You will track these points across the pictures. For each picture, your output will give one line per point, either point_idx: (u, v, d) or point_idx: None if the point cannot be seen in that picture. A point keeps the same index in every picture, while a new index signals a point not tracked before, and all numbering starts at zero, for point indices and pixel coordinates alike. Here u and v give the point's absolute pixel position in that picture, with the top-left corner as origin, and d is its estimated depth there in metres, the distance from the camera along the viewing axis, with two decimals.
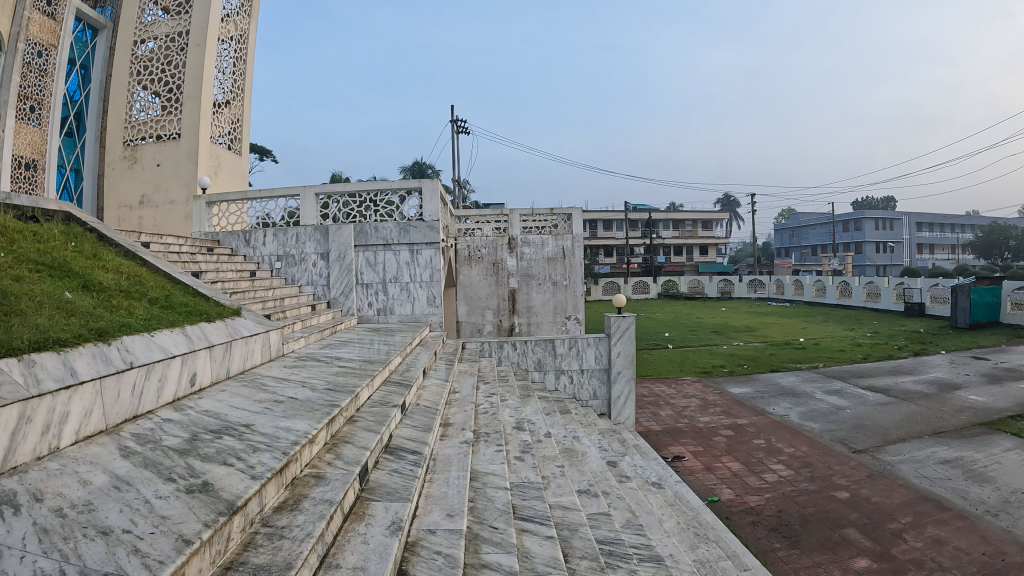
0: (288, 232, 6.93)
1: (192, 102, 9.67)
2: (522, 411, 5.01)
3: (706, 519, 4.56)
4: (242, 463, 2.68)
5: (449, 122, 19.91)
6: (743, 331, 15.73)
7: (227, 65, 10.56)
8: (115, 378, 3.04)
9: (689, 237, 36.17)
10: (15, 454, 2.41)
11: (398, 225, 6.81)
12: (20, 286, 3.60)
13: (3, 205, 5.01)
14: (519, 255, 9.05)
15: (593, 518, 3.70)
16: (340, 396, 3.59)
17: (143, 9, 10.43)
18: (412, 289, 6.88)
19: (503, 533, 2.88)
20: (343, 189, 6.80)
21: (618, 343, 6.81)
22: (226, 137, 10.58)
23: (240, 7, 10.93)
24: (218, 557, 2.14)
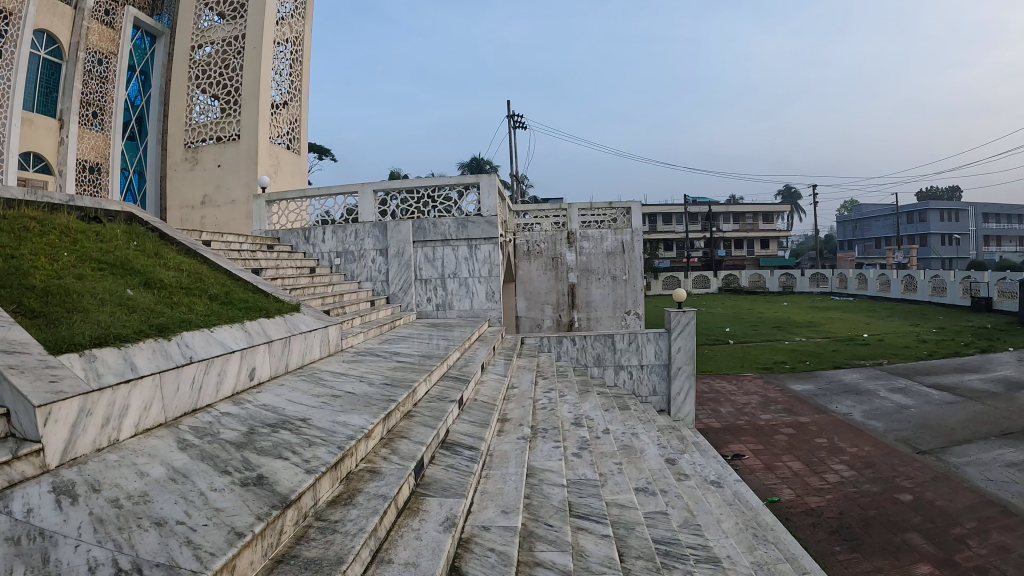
0: (347, 229, 6.99)
1: (249, 105, 9.84)
2: (581, 406, 4.95)
3: (765, 520, 4.43)
4: (297, 457, 2.72)
5: (507, 117, 19.84)
6: (806, 326, 15.26)
7: (284, 66, 10.72)
8: (175, 373, 3.13)
9: (750, 230, 35.41)
10: (75, 446, 2.56)
11: (456, 221, 6.79)
12: (83, 285, 3.76)
13: (69, 206, 5.23)
14: (578, 249, 8.99)
15: (650, 517, 3.62)
16: (398, 391, 3.59)
17: (199, 15, 10.65)
18: (471, 284, 6.88)
19: (558, 531, 2.84)
20: (403, 186, 6.93)
21: (679, 338, 6.68)
22: (285, 137, 10.75)
23: (295, 9, 11.07)
24: (271, 550, 2.17)
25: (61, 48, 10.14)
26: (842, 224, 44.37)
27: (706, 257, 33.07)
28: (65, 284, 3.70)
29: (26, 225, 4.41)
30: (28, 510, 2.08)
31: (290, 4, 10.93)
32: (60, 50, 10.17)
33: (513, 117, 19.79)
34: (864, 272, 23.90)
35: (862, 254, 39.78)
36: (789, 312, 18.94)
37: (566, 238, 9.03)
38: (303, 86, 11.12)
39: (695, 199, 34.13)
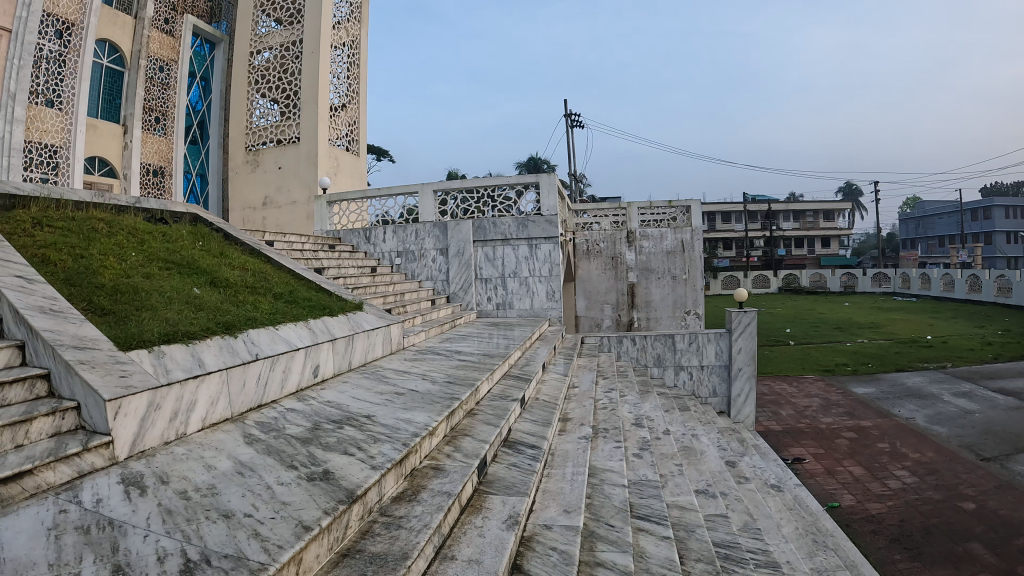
0: (407, 228, 7.09)
1: (308, 108, 10.00)
2: (641, 407, 4.91)
3: (825, 526, 4.32)
4: (362, 453, 2.76)
5: (565, 117, 19.90)
6: (869, 327, 14.86)
7: (341, 70, 10.87)
8: (242, 369, 3.21)
9: (809, 229, 34.57)
10: (144, 439, 2.67)
11: (517, 221, 6.78)
12: (150, 284, 3.88)
13: (136, 208, 5.42)
14: (638, 249, 8.98)
15: (710, 520, 3.56)
16: (461, 389, 3.62)
17: (257, 21, 10.89)
18: (531, 284, 6.86)
19: (619, 531, 2.81)
20: (464, 186, 6.98)
21: (739, 339, 6.60)
22: (343, 139, 10.91)
23: (351, 13, 11.22)
24: (336, 544, 2.20)
25: (123, 56, 10.52)
26: (904, 223, 42.97)
27: (766, 256, 32.46)
28: (135, 283, 3.85)
29: (95, 227, 4.60)
30: (99, 500, 2.18)
31: (347, 9, 11.08)
32: (122, 59, 10.55)
33: (570, 117, 19.90)
34: (927, 272, 23.10)
35: (925, 253, 38.53)
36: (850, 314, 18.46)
37: (625, 237, 9.04)
38: (360, 89, 11.25)
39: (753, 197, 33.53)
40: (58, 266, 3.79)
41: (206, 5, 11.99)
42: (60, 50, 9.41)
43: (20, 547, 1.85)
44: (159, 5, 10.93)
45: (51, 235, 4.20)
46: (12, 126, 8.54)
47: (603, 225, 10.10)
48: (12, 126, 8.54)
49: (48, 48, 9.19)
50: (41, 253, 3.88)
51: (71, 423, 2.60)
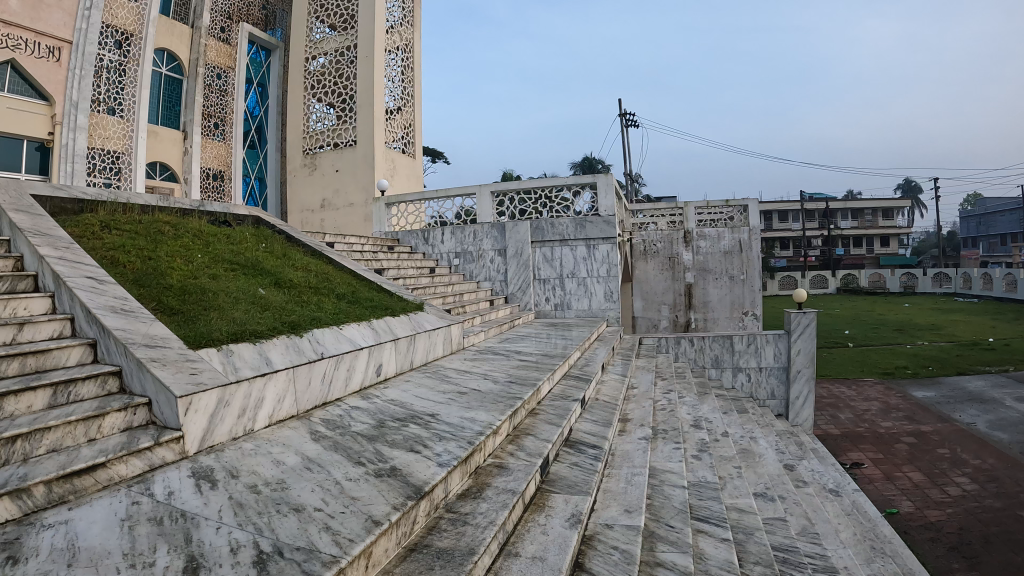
0: (466, 230, 7.18)
1: (365, 111, 10.16)
2: (700, 408, 4.90)
3: (884, 532, 4.24)
4: (427, 451, 2.82)
5: (620, 116, 19.90)
6: (931, 329, 14.46)
7: (396, 73, 10.99)
8: (308, 367, 3.30)
9: (867, 227, 33.73)
10: (213, 435, 2.77)
11: (574, 221, 6.79)
12: (217, 284, 4.02)
13: (199, 211, 5.59)
14: (695, 249, 8.97)
15: (768, 524, 3.53)
16: (523, 389, 3.67)
17: (311, 27, 11.07)
18: (589, 284, 6.86)
19: (679, 532, 2.81)
20: (521, 187, 7.05)
21: (798, 340, 6.51)
22: (400, 141, 11.02)
23: (403, 17, 11.31)
24: (405, 538, 2.26)
25: (180, 65, 10.85)
26: (966, 221, 41.52)
27: (822, 255, 31.81)
28: (201, 283, 3.98)
29: (162, 230, 4.78)
30: (170, 493, 2.27)
31: (399, 13, 11.19)
32: (180, 67, 10.88)
33: (625, 116, 19.92)
34: (991, 271, 22.29)
35: (987, 253, 37.18)
36: (913, 314, 17.97)
37: (682, 237, 9.03)
38: (415, 91, 11.32)
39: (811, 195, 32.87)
40: (127, 268, 3.94)
41: (261, 13, 12.28)
42: (120, 60, 9.75)
43: (98, 535, 1.94)
44: (215, 14, 11.24)
45: (120, 238, 4.37)
46: (75, 134, 8.95)
47: (659, 225, 10.09)
48: (76, 134, 8.93)
49: (108, 59, 9.55)
50: (110, 256, 4.04)
51: (142, 419, 2.72)
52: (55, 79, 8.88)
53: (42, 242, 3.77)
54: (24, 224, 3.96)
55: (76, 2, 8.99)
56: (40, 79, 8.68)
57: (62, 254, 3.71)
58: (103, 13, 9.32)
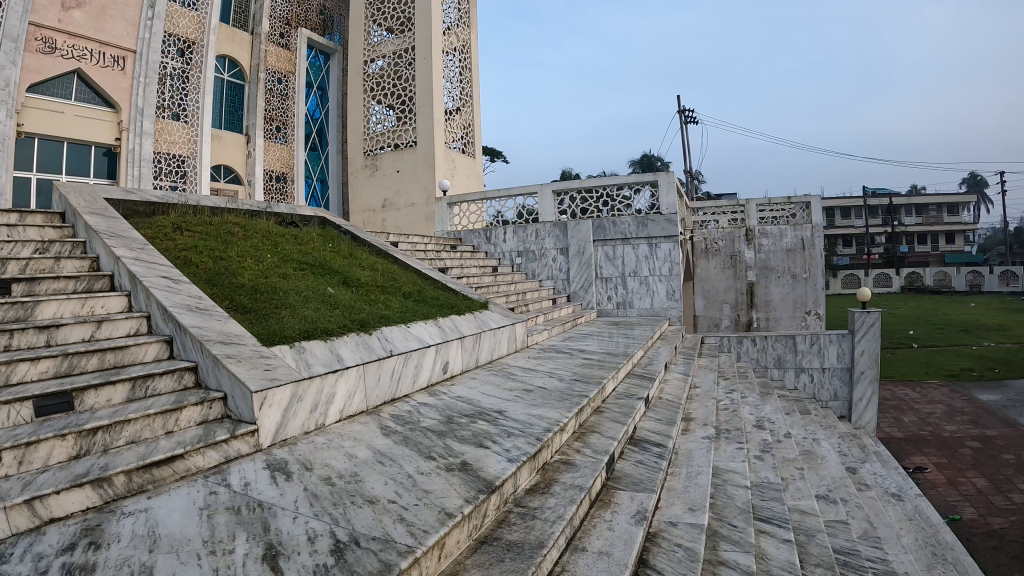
0: (528, 229, 7.27)
1: (425, 112, 10.31)
2: (762, 408, 4.88)
3: (946, 539, 4.14)
4: (497, 446, 2.90)
5: (679, 114, 19.81)
6: (1004, 331, 13.94)
7: (454, 74, 11.08)
8: (377, 364, 3.41)
9: (932, 224, 32.62)
10: (287, 428, 2.89)
11: (636, 219, 6.79)
12: (289, 283, 4.18)
13: (268, 212, 5.80)
14: (757, 247, 8.94)
15: (829, 526, 3.48)
16: (588, 387, 3.79)
17: (369, 31, 11.30)
18: (651, 283, 6.85)
19: (742, 531, 2.80)
20: (582, 186, 7.10)
21: (863, 340, 6.42)
22: (459, 141, 11.14)
23: (459, 18, 11.42)
24: (475, 531, 2.33)
25: (242, 71, 11.21)
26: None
27: (886, 253, 30.92)
28: (272, 282, 4.14)
29: (233, 231, 4.99)
30: (247, 484, 2.39)
31: (456, 14, 11.30)
32: (242, 73, 11.23)
33: (684, 113, 19.83)
34: None
35: None
36: (980, 314, 17.40)
37: (744, 235, 9.04)
38: (474, 91, 11.38)
39: (872, 189, 31.98)
40: (200, 268, 4.12)
41: (319, 18, 12.58)
42: (184, 68, 10.12)
43: (178, 522, 2.04)
44: (274, 20, 11.58)
45: (192, 239, 4.57)
46: (141, 140, 9.36)
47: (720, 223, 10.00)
48: (142, 139, 9.34)
49: (171, 66, 9.93)
50: (183, 256, 4.24)
51: (217, 412, 2.85)
52: (120, 87, 9.29)
53: (117, 243, 3.97)
54: (99, 226, 4.18)
55: (139, 13, 9.38)
56: (106, 88, 9.09)
57: (138, 254, 3.90)
58: (164, 22, 9.70)
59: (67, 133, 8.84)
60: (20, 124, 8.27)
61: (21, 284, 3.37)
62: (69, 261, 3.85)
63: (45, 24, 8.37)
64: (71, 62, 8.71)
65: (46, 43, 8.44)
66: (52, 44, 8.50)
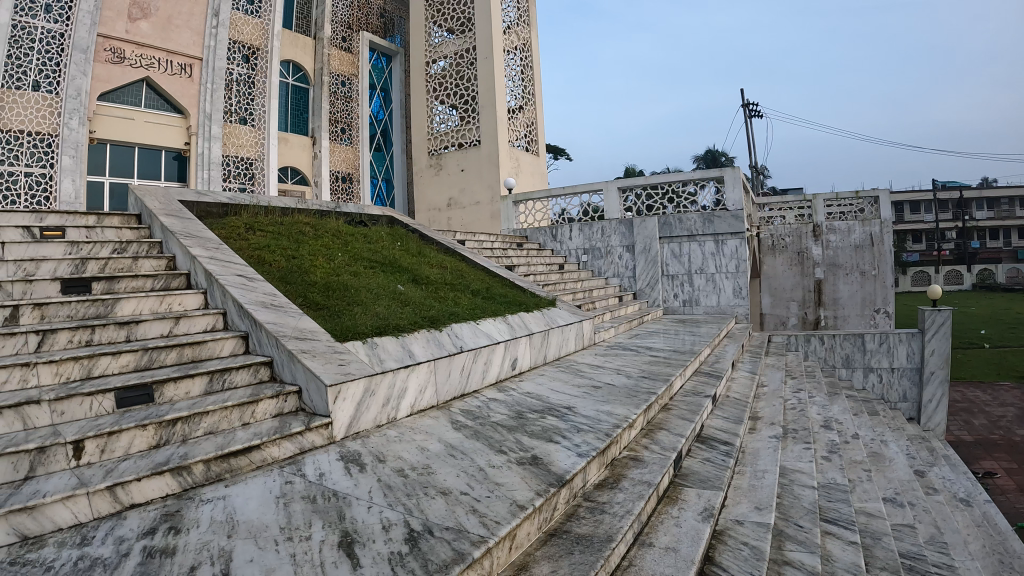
0: (594, 226, 7.32)
1: (488, 111, 10.42)
2: (830, 408, 4.81)
3: (1016, 547, 3.90)
4: (567, 442, 2.96)
5: (742, 107, 19.51)
6: None
7: (515, 73, 11.17)
8: (448, 359, 3.51)
9: (1009, 219, 31.19)
10: (360, 421, 3.00)
11: (702, 216, 6.75)
12: (360, 281, 4.32)
13: (337, 212, 5.99)
14: (825, 243, 8.76)
15: (895, 529, 3.40)
16: (656, 384, 3.81)
17: (430, 32, 11.49)
18: (718, 280, 6.78)
19: (808, 532, 2.75)
20: (647, 183, 7.09)
21: (932, 339, 6.24)
22: (523, 140, 11.21)
23: (519, 17, 11.49)
24: (545, 524, 2.37)
25: (306, 74, 11.54)
26: None
27: (958, 249, 29.74)
28: (344, 280, 4.29)
29: (304, 231, 5.17)
30: (322, 474, 2.47)
31: (515, 13, 11.38)
32: (305, 76, 11.56)
33: (747, 106, 19.52)
34: None
35: None
36: None
37: (812, 231, 8.90)
38: (536, 89, 11.42)
39: (942, 183, 30.82)
40: (274, 266, 4.29)
41: (380, 21, 12.84)
42: (249, 73, 10.48)
43: (255, 510, 2.11)
44: (336, 25, 11.88)
45: (264, 238, 4.76)
46: (209, 144, 9.73)
47: (787, 219, 9.82)
48: (210, 143, 9.72)
49: (237, 73, 10.28)
50: (256, 255, 4.41)
51: (292, 406, 2.96)
52: (188, 93, 9.69)
53: (194, 243, 4.17)
54: (176, 227, 4.39)
55: (204, 22, 9.77)
56: (173, 95, 9.50)
57: (214, 254, 4.08)
58: (229, 30, 10.05)
59: (137, 138, 9.25)
60: (92, 131, 8.70)
61: (101, 282, 3.58)
62: (146, 260, 4.07)
63: (113, 36, 8.81)
64: (140, 71, 9.13)
65: (115, 53, 8.88)
66: (121, 54, 8.94)
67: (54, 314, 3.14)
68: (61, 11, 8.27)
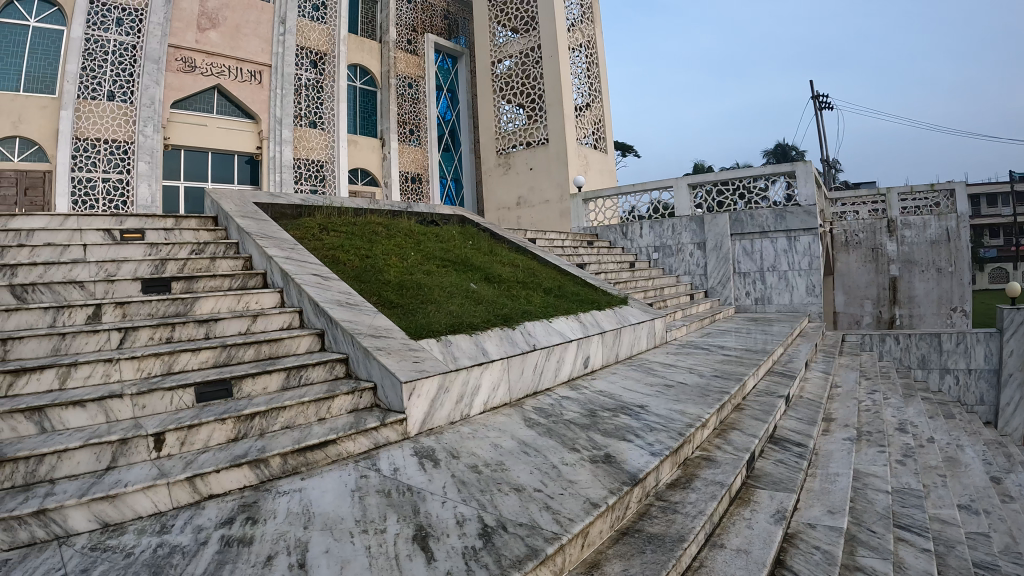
0: (664, 224, 7.26)
1: (554, 110, 10.40)
2: (905, 410, 4.62)
3: None
4: (640, 440, 2.93)
5: (812, 99, 18.97)
6: None
7: (581, 70, 11.13)
8: (521, 358, 3.52)
9: None
10: (434, 418, 3.04)
11: (774, 212, 6.59)
12: (433, 280, 4.39)
13: (408, 212, 6.11)
14: (900, 239, 8.43)
15: (969, 538, 3.18)
16: (728, 384, 3.75)
17: (495, 32, 11.56)
18: (791, 278, 6.60)
19: (881, 538, 2.53)
20: (716, 178, 7.00)
21: (1011, 340, 5.92)
22: (591, 137, 11.14)
23: (583, 14, 11.45)
24: (618, 522, 2.32)
25: (373, 78, 11.78)
26: None
27: None
28: (417, 279, 4.36)
29: (378, 231, 5.28)
30: (396, 469, 2.51)
31: (579, 10, 11.34)
32: (372, 80, 11.81)
33: (817, 97, 18.97)
34: None
35: None
36: None
37: (886, 226, 8.56)
38: (603, 86, 11.36)
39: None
40: (349, 265, 4.40)
41: (444, 23, 13.02)
42: (318, 78, 10.76)
43: (330, 503, 2.14)
44: (402, 28, 12.11)
45: (338, 238, 4.88)
46: (281, 147, 10.03)
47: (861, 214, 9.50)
48: (281, 146, 10.03)
49: (306, 78, 10.57)
50: (331, 255, 4.53)
51: (367, 402, 3.01)
52: (258, 99, 10.04)
53: (271, 244, 4.31)
54: (252, 228, 4.55)
55: (271, 29, 10.11)
56: (244, 101, 9.86)
57: (290, 254, 4.20)
58: (296, 36, 10.36)
59: (212, 144, 9.61)
60: (166, 138, 9.08)
61: (180, 282, 3.75)
62: (224, 261, 4.22)
63: (183, 46, 9.16)
64: (210, 79, 9.48)
65: (186, 62, 9.24)
66: (191, 63, 9.29)
67: (135, 312, 3.29)
68: (131, 24, 8.70)
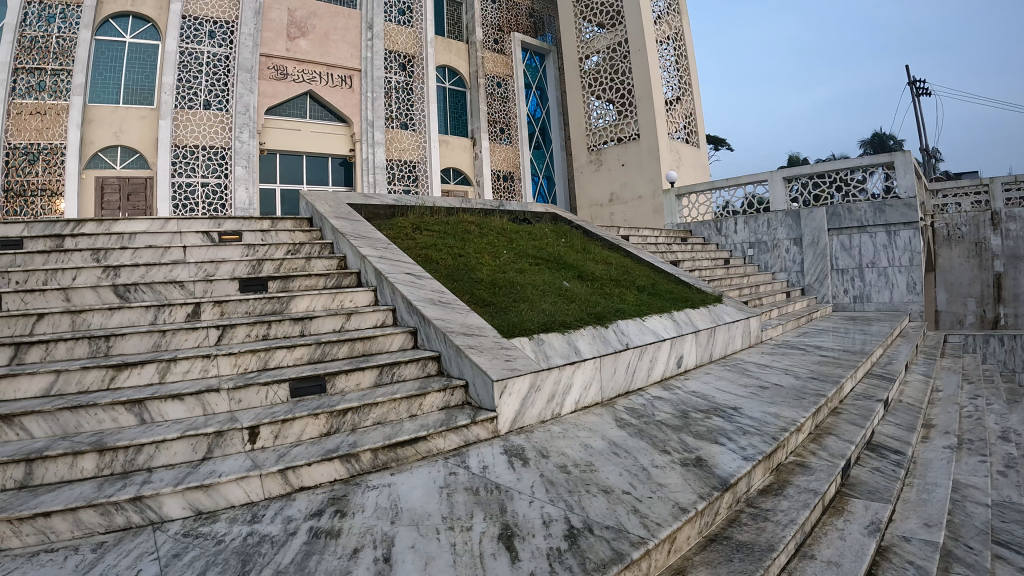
0: (759, 219, 7.06)
1: (645, 104, 10.28)
2: (1011, 418, 4.29)
3: None
4: (732, 444, 2.82)
5: (912, 86, 18.01)
6: None
7: (670, 63, 10.93)
8: (613, 357, 3.46)
9: None
10: (525, 416, 3.02)
11: (873, 205, 6.27)
12: (526, 278, 4.38)
13: (501, 211, 6.14)
14: (1005, 232, 7.86)
15: None
16: (825, 386, 3.57)
17: (581, 29, 11.52)
18: (890, 275, 6.25)
19: (980, 554, 2.27)
20: (813, 170, 6.75)
21: None
22: (682, 131, 10.91)
23: (669, 6, 11.24)
24: (707, 529, 2.21)
25: (462, 78, 11.90)
26: None
27: None
28: (510, 277, 4.36)
29: (470, 230, 5.31)
30: (485, 467, 2.49)
31: (665, 3, 11.14)
32: (461, 80, 11.93)
33: (917, 85, 17.97)
34: None
35: None
36: None
37: (990, 219, 8.02)
38: (693, 78, 11.10)
39: None
40: (441, 264, 4.44)
41: (530, 21, 13.07)
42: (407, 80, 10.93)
43: (418, 499, 2.14)
44: (488, 28, 12.24)
45: (431, 238, 4.93)
46: (374, 149, 10.25)
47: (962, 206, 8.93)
48: (374, 149, 10.24)
49: (396, 80, 10.75)
50: (424, 254, 4.58)
51: (458, 399, 3.01)
52: (349, 103, 10.30)
53: (365, 243, 4.39)
54: (345, 229, 4.65)
55: (359, 35, 10.40)
56: (335, 105, 10.14)
57: (383, 253, 4.26)
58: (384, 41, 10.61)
59: (305, 148, 9.92)
60: (263, 143, 9.44)
61: (276, 281, 3.87)
62: (319, 261, 4.32)
63: (274, 54, 9.52)
64: (302, 85, 9.81)
65: (277, 70, 9.58)
66: (283, 71, 9.63)
67: (233, 310, 3.41)
68: (224, 36, 9.08)
